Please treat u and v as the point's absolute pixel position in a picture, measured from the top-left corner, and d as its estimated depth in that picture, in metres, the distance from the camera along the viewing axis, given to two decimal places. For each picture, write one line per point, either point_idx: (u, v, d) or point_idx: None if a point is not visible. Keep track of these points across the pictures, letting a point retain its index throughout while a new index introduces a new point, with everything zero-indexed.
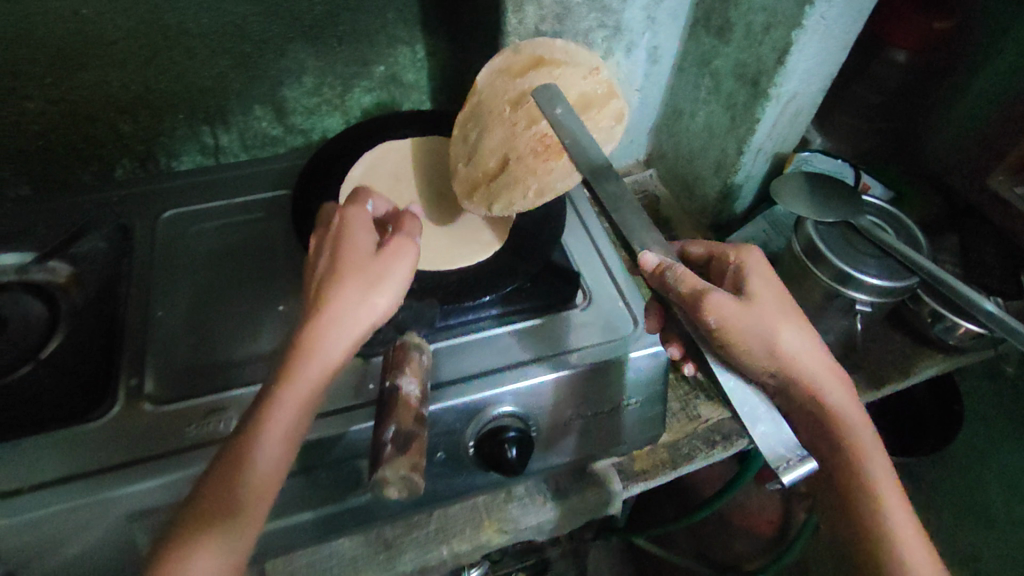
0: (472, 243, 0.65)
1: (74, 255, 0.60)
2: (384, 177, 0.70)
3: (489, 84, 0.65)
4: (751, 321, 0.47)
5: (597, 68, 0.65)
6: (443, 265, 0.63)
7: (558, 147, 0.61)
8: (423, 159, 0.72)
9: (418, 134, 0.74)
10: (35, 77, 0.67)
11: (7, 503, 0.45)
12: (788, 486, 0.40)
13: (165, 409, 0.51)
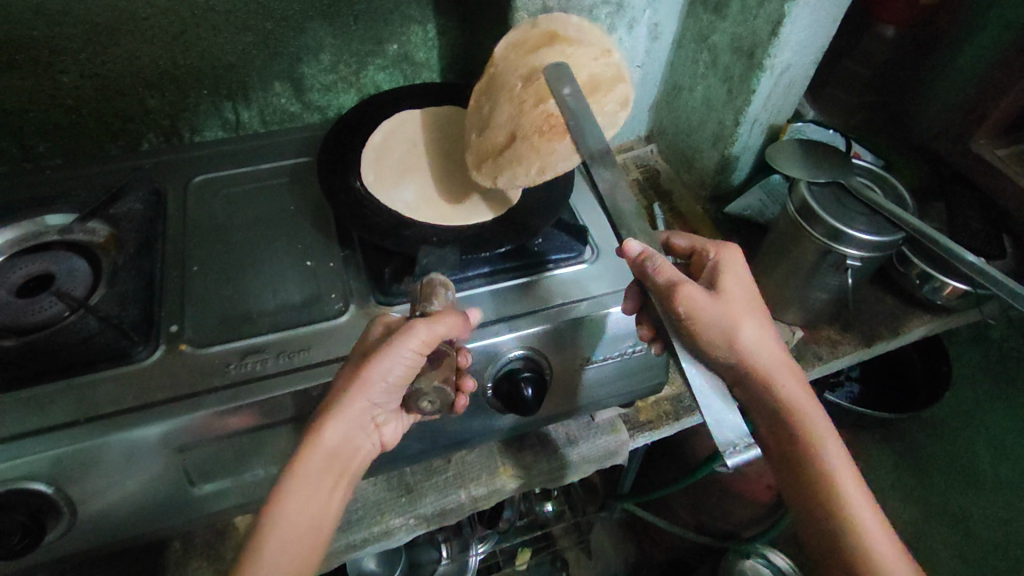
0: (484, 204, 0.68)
1: (112, 216, 0.64)
2: (402, 143, 0.73)
3: (503, 57, 0.65)
4: (716, 313, 0.51)
5: (608, 50, 0.64)
6: (461, 220, 0.67)
7: (563, 128, 0.59)
8: (440, 128, 0.76)
9: (436, 107, 0.78)
10: (72, 51, 0.72)
11: (67, 432, 0.49)
12: (731, 467, 0.42)
13: (204, 352, 0.55)
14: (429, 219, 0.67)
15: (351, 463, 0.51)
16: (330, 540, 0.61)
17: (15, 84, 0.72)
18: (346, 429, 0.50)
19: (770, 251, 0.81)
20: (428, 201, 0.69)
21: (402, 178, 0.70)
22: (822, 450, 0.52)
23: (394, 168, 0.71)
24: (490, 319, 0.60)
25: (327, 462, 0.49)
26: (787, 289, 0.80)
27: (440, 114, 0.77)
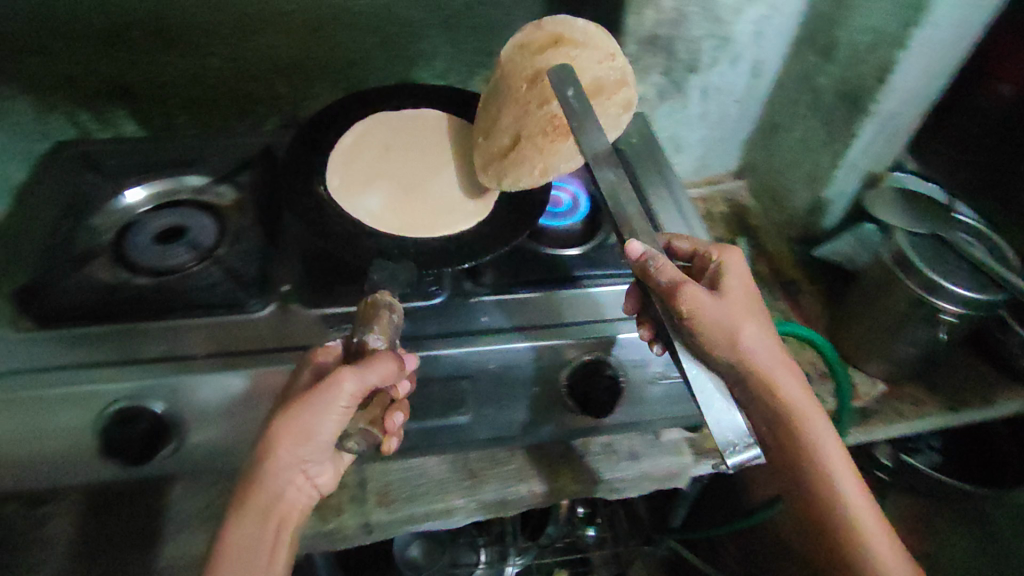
0: (460, 211, 0.66)
1: (238, 182, 0.71)
2: (373, 146, 0.71)
3: (509, 59, 0.65)
4: (721, 315, 0.50)
5: (614, 53, 0.64)
6: (427, 229, 0.64)
7: (567, 129, 0.61)
8: (416, 130, 0.74)
9: (412, 108, 0.76)
10: (222, 38, 0.81)
11: (189, 364, 0.55)
12: (732, 468, 0.42)
13: (313, 313, 0.60)
14: (398, 228, 0.64)
15: (287, 513, 0.52)
16: (394, 507, 0.64)
17: (171, 61, 0.81)
18: (271, 491, 0.51)
19: (855, 297, 0.79)
20: (401, 208, 0.66)
21: (369, 184, 0.67)
22: (823, 453, 0.52)
23: (363, 173, 0.68)
24: (506, 327, 0.62)
25: (262, 519, 0.50)
26: (870, 338, 0.78)
27: (417, 116, 0.75)
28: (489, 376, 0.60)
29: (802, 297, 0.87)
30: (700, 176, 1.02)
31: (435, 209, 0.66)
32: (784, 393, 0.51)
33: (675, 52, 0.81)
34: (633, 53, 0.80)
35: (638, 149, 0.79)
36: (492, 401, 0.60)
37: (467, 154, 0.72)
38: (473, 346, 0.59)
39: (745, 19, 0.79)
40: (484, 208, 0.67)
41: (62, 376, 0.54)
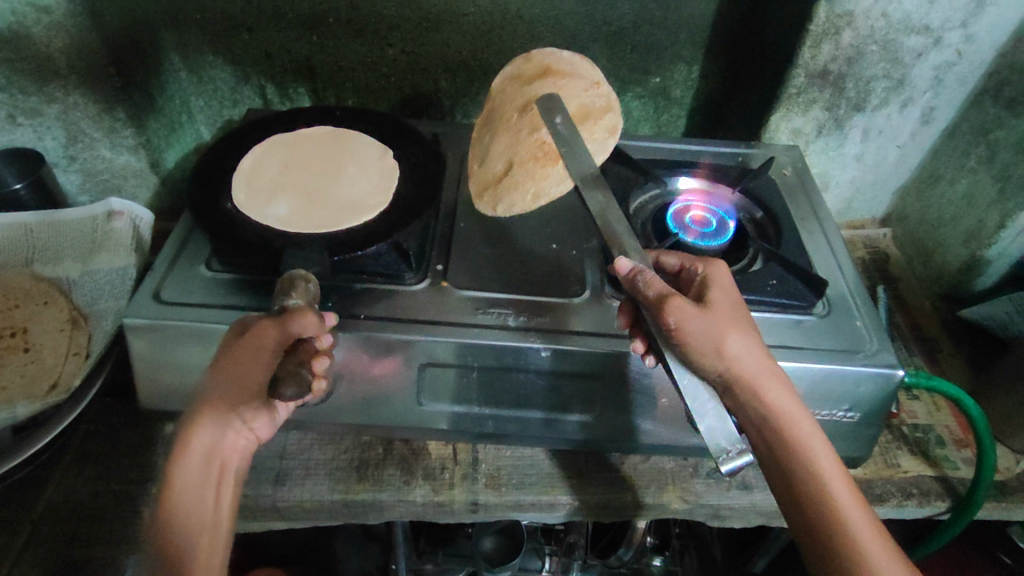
0: (359, 208, 0.68)
1: (403, 153, 0.75)
2: (272, 165, 0.73)
3: (502, 89, 0.75)
4: (707, 324, 0.50)
5: (597, 83, 0.73)
6: (328, 227, 0.65)
7: (556, 154, 0.67)
8: (312, 145, 0.77)
9: (305, 129, 0.79)
10: (405, 32, 0.88)
11: (350, 323, 0.59)
12: (726, 474, 0.47)
13: (461, 294, 0.63)
14: (306, 228, 0.65)
15: (229, 460, 0.55)
16: (502, 492, 0.66)
17: (356, 48, 0.89)
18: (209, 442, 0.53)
19: (1010, 366, 0.74)
20: (301, 214, 0.67)
21: (275, 195, 0.69)
22: (812, 458, 0.50)
23: (267, 187, 0.69)
24: (525, 326, 0.60)
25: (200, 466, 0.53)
26: (1021, 411, 0.72)
27: (307, 134, 0.78)
28: (621, 380, 0.60)
29: (945, 359, 0.82)
30: (841, 219, 0.98)
31: (334, 210, 0.68)
32: (769, 399, 0.50)
33: (844, 89, 0.80)
34: (799, 85, 0.80)
35: (790, 181, 0.80)
36: (619, 404, 0.61)
37: (357, 156, 0.75)
38: (454, 337, 0.59)
39: (925, 63, 0.78)
40: (383, 203, 0.68)
41: (233, 315, 0.59)
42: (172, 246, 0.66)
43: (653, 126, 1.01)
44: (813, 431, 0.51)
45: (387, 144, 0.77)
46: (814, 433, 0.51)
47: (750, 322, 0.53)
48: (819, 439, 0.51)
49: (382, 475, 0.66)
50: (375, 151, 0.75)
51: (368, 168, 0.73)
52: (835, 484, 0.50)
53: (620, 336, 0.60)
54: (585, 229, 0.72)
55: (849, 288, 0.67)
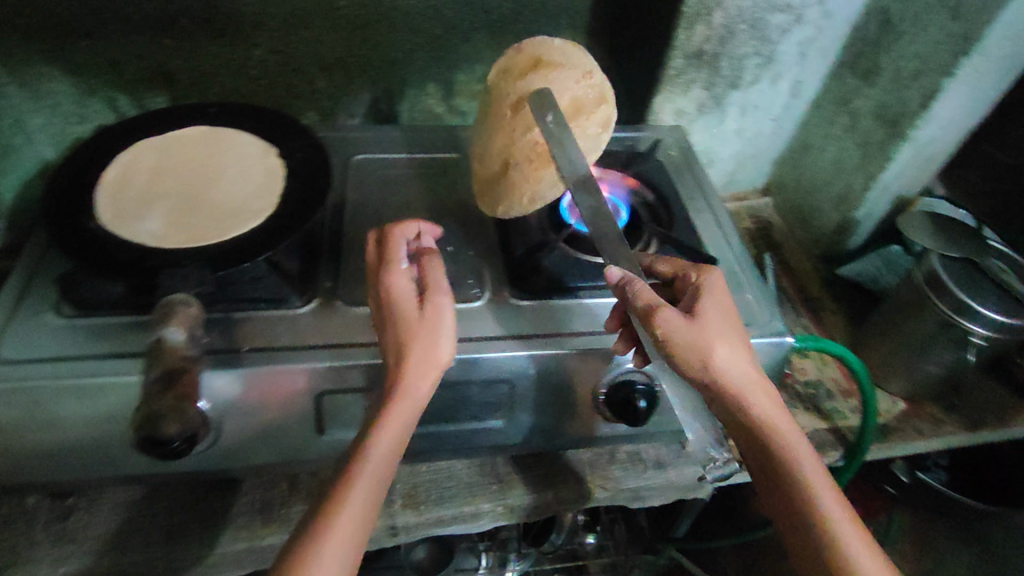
0: (243, 214, 0.62)
1: (284, 155, 0.70)
2: (141, 174, 0.66)
3: (495, 85, 0.68)
4: (693, 333, 0.50)
5: (590, 72, 0.66)
6: (209, 239, 0.59)
7: (548, 155, 0.61)
8: (184, 147, 0.70)
9: (176, 130, 0.71)
10: (271, 30, 0.81)
11: (232, 359, 0.54)
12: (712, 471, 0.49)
13: (353, 310, 0.60)
14: (185, 241, 0.59)
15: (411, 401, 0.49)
16: (422, 510, 0.64)
17: (218, 49, 0.82)
18: (408, 407, 0.49)
19: (883, 318, 0.79)
20: (177, 226, 0.61)
21: (146, 207, 0.62)
22: (800, 470, 0.50)
23: (135, 198, 0.62)
24: None
25: (391, 448, 0.48)
26: (895, 358, 0.78)
27: (178, 136, 0.71)
28: (529, 381, 0.59)
29: (828, 317, 0.88)
30: (727, 191, 1.03)
31: (216, 218, 0.62)
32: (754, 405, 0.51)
33: (719, 68, 0.82)
34: (678, 67, 0.81)
35: (677, 161, 0.82)
36: (531, 406, 0.61)
37: (237, 157, 0.69)
38: (350, 359, 0.55)
39: (790, 40, 0.81)
40: (270, 207, 0.63)
41: (93, 366, 0.52)
42: (13, 293, 0.58)
43: None
44: (801, 444, 0.51)
45: (268, 142, 0.71)
46: (802, 446, 0.51)
47: (742, 333, 0.53)
48: (810, 457, 0.51)
49: (290, 513, 0.62)
50: (259, 151, 0.70)
51: (251, 170, 0.67)
52: (824, 498, 0.49)
53: (526, 336, 0.59)
54: (480, 230, 0.71)
55: (740, 265, 0.70)
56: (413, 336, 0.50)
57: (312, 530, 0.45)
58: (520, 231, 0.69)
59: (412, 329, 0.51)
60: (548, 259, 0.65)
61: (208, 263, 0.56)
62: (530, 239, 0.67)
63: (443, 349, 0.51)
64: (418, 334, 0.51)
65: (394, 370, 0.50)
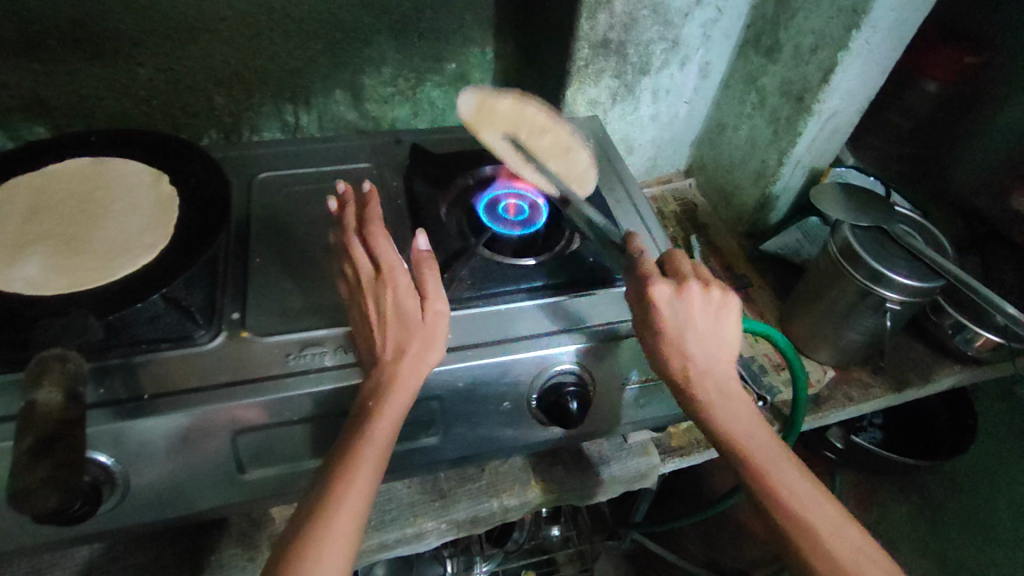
0: (134, 250, 0.58)
1: (177, 182, 0.65)
2: (16, 217, 0.61)
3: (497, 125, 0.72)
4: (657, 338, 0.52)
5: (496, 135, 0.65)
6: (96, 282, 0.55)
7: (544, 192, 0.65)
8: (62, 181, 0.64)
9: (54, 163, 0.66)
10: (154, 46, 0.75)
11: (131, 410, 0.50)
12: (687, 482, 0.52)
13: (265, 341, 0.56)
14: (69, 286, 0.54)
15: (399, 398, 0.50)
16: (363, 538, 0.62)
17: (96, 71, 0.75)
18: (404, 399, 0.50)
19: (806, 291, 0.80)
20: (60, 268, 0.56)
21: (22, 253, 0.57)
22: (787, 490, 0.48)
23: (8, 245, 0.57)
24: (344, 363, 0.55)
25: (385, 439, 0.49)
26: (822, 328, 0.80)
27: (55, 170, 0.65)
28: (459, 395, 0.56)
29: (756, 293, 0.90)
30: (651, 176, 1.05)
31: (104, 256, 0.58)
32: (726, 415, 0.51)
33: (626, 55, 0.82)
34: (585, 57, 0.80)
35: (595, 153, 0.81)
36: (463, 420, 0.58)
37: (125, 188, 0.64)
38: (264, 395, 0.52)
39: (692, 22, 0.82)
40: (164, 239, 0.59)
41: None
42: None
43: (460, 113, 0.99)
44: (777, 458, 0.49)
45: (159, 169, 0.67)
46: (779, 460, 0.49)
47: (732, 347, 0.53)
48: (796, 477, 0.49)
49: (222, 560, 0.60)
50: (149, 178, 0.65)
51: (141, 200, 0.63)
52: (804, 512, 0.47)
53: (452, 349, 0.57)
54: (395, 238, 0.67)
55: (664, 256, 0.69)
56: (413, 337, 0.51)
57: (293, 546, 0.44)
58: (438, 238, 0.65)
59: (414, 331, 0.52)
60: (468, 266, 0.62)
61: (92, 308, 0.51)
62: (447, 246, 0.64)
63: (437, 350, 0.52)
64: (420, 335, 0.52)
65: (389, 364, 0.51)
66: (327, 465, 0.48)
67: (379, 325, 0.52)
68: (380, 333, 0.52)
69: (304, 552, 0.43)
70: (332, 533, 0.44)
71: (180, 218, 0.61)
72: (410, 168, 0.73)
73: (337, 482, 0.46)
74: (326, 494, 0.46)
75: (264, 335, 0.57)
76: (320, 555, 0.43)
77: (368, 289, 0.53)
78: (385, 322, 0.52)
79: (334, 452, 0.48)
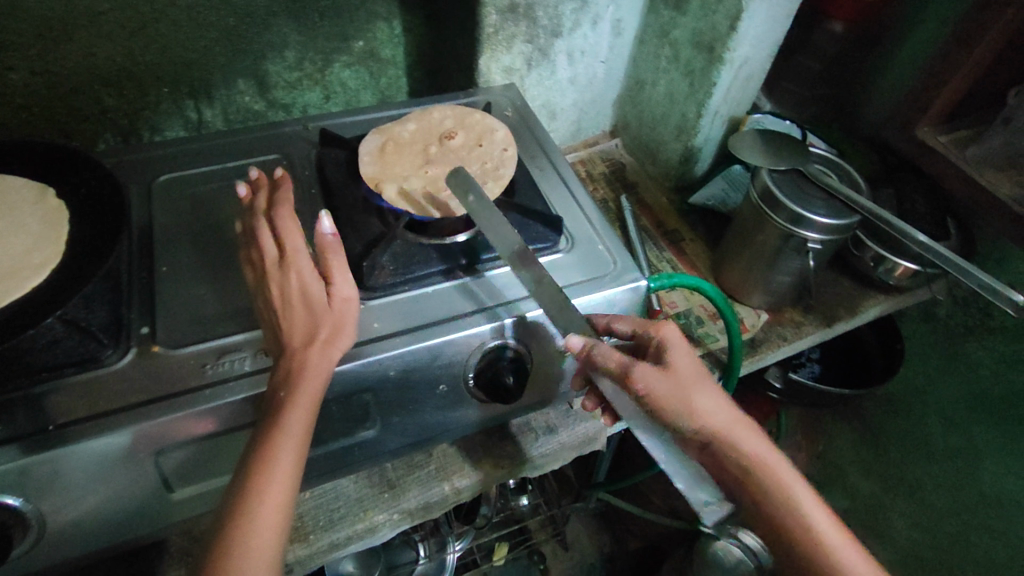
0: (21, 272, 0.54)
1: (65, 195, 0.60)
2: None
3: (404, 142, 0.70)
4: (680, 386, 0.51)
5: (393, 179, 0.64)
6: None
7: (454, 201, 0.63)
8: None
9: None
10: (22, 48, 0.69)
11: (35, 443, 0.46)
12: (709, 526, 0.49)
13: (179, 353, 0.53)
14: None
15: (314, 387, 0.48)
16: (313, 540, 0.60)
17: None
18: (317, 387, 0.48)
19: (734, 239, 0.82)
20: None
21: None
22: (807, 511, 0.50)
23: None
24: (265, 366, 0.53)
25: (301, 432, 0.47)
26: (752, 275, 0.82)
27: None
28: (391, 384, 0.55)
29: (689, 247, 0.91)
30: (577, 140, 1.04)
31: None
32: (757, 456, 0.51)
33: (536, 18, 0.80)
34: (494, 24, 0.78)
35: (513, 121, 0.80)
36: (400, 408, 0.56)
37: (5, 207, 0.59)
38: (182, 410, 0.49)
39: None
40: (55, 257, 0.55)
41: None
42: None
43: (375, 92, 0.96)
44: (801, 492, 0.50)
45: (43, 182, 0.62)
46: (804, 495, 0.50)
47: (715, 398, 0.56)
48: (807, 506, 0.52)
49: None
50: (31, 193, 0.60)
51: (24, 217, 0.58)
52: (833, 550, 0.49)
53: (380, 339, 0.55)
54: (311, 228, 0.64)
55: (592, 223, 0.69)
56: (322, 321, 0.50)
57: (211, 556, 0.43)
58: (357, 226, 0.63)
59: (321, 317, 0.50)
60: (389, 252, 0.60)
61: None
62: (367, 232, 0.62)
63: (348, 336, 0.51)
64: (329, 321, 0.50)
65: (298, 353, 0.49)
66: (245, 461, 0.46)
67: (284, 312, 0.50)
68: (285, 319, 0.50)
69: (228, 557, 0.43)
70: (258, 534, 0.44)
71: (71, 233, 0.57)
72: (322, 155, 0.70)
73: (256, 485, 0.45)
74: (246, 493, 0.45)
75: (177, 348, 0.54)
76: (248, 560, 0.43)
77: (272, 275, 0.51)
78: (290, 307, 0.50)
79: (250, 449, 0.47)
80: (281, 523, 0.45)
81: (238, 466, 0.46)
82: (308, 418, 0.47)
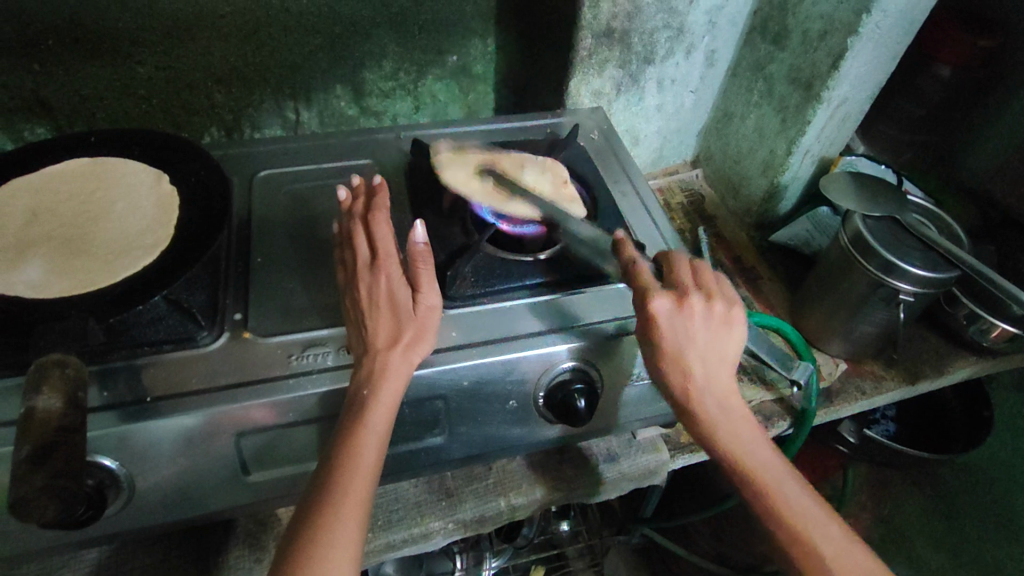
0: (134, 250, 0.57)
1: (176, 181, 0.64)
2: (16, 216, 0.60)
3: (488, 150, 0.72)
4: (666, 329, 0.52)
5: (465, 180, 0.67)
6: (98, 284, 0.54)
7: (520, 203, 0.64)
8: (61, 181, 0.63)
9: (53, 165, 0.65)
10: (151, 44, 0.74)
11: (134, 412, 0.49)
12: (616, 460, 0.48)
13: (268, 341, 0.56)
14: (70, 289, 0.54)
15: (395, 390, 0.49)
16: (371, 538, 0.61)
17: (93, 72, 0.74)
18: (397, 389, 0.49)
19: (816, 283, 0.79)
20: (61, 272, 0.55)
21: (24, 257, 0.56)
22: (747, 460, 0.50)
23: (11, 250, 0.57)
24: (344, 364, 0.54)
25: (380, 434, 0.48)
26: (832, 321, 0.78)
27: (54, 171, 0.64)
28: (463, 394, 0.55)
29: (766, 285, 0.89)
30: (657, 167, 1.04)
31: (103, 259, 0.57)
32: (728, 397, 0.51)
33: (631, 44, 0.81)
34: (589, 47, 0.79)
35: (599, 145, 0.80)
36: (468, 419, 0.57)
37: (125, 189, 0.63)
38: (266, 397, 0.51)
39: (698, 9, 0.80)
40: (164, 239, 0.58)
41: None
42: None
43: (462, 106, 0.99)
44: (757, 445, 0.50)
45: (158, 168, 0.66)
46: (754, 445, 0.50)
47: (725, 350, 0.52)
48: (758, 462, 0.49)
49: (229, 560, 0.60)
50: (148, 178, 0.64)
51: (141, 202, 0.62)
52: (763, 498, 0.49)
53: (457, 348, 0.56)
54: (397, 234, 0.66)
55: None
56: (405, 327, 0.51)
57: (289, 548, 0.44)
58: (441, 236, 0.64)
59: (405, 322, 0.51)
60: (471, 263, 0.61)
61: (94, 309, 0.51)
62: (449, 243, 0.63)
63: (427, 343, 0.52)
64: (412, 326, 0.51)
65: (380, 354, 0.50)
66: (327, 455, 0.48)
67: (370, 313, 0.52)
68: (371, 321, 0.51)
69: (312, 546, 0.44)
70: (337, 531, 0.44)
71: (180, 217, 0.61)
72: (413, 164, 0.72)
73: (341, 479, 0.46)
74: (327, 488, 0.46)
75: (267, 336, 0.56)
76: (330, 553, 0.44)
77: (362, 276, 0.53)
78: (377, 309, 0.52)
79: (332, 444, 0.48)
80: (361, 518, 0.46)
81: (319, 460, 0.48)
82: (386, 420, 0.48)
